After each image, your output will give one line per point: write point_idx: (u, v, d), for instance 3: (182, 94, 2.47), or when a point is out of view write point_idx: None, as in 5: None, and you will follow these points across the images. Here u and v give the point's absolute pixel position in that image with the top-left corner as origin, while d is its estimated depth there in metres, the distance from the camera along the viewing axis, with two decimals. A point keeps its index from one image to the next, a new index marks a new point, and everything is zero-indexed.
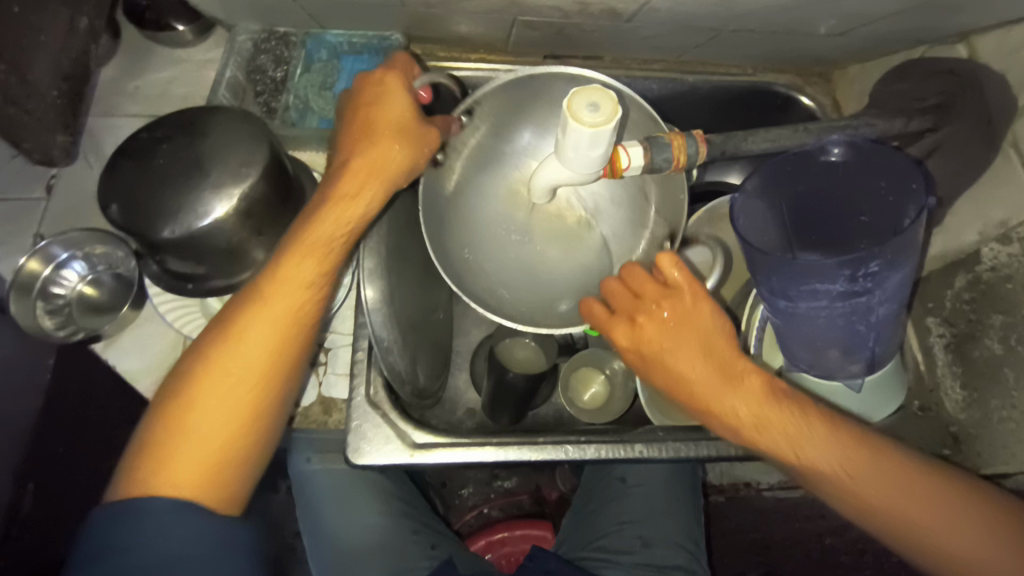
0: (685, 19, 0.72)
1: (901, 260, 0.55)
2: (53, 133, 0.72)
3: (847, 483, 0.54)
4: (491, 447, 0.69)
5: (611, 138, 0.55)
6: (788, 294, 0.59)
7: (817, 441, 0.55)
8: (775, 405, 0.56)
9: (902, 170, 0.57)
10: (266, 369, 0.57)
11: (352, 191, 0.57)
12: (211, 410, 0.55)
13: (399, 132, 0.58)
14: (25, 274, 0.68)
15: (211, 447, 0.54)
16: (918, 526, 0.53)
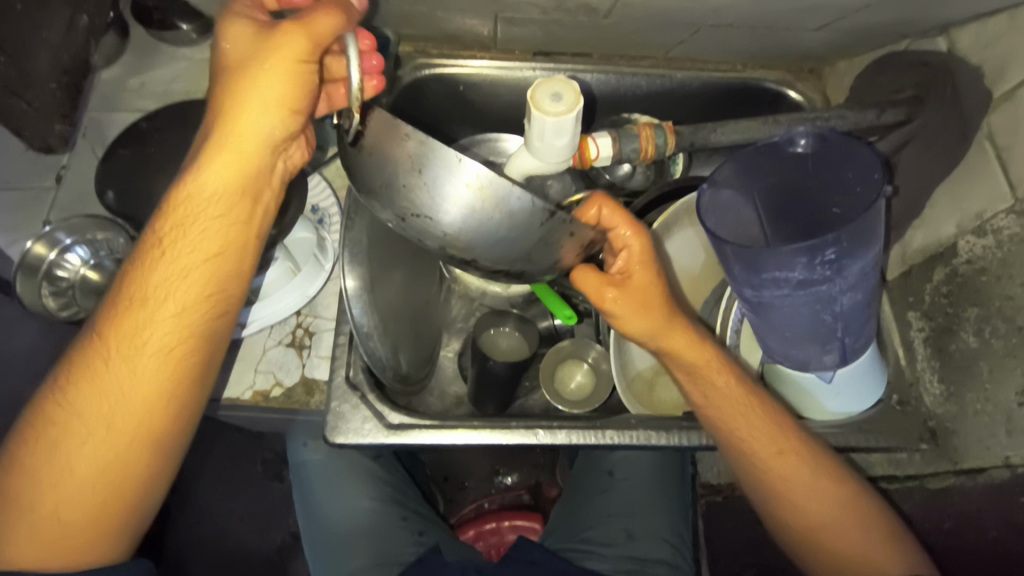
0: (663, 13, 0.74)
1: (859, 248, 0.56)
2: (49, 122, 0.81)
3: (771, 456, 0.64)
4: (467, 429, 0.71)
5: (575, 127, 0.57)
6: (752, 283, 0.60)
7: (752, 419, 0.65)
8: (720, 352, 0.66)
9: (866, 160, 0.57)
10: (165, 357, 0.56)
11: (226, 168, 0.54)
12: (108, 397, 0.55)
13: (275, 39, 0.52)
14: (32, 257, 0.72)
15: (106, 440, 0.55)
16: (818, 506, 0.64)
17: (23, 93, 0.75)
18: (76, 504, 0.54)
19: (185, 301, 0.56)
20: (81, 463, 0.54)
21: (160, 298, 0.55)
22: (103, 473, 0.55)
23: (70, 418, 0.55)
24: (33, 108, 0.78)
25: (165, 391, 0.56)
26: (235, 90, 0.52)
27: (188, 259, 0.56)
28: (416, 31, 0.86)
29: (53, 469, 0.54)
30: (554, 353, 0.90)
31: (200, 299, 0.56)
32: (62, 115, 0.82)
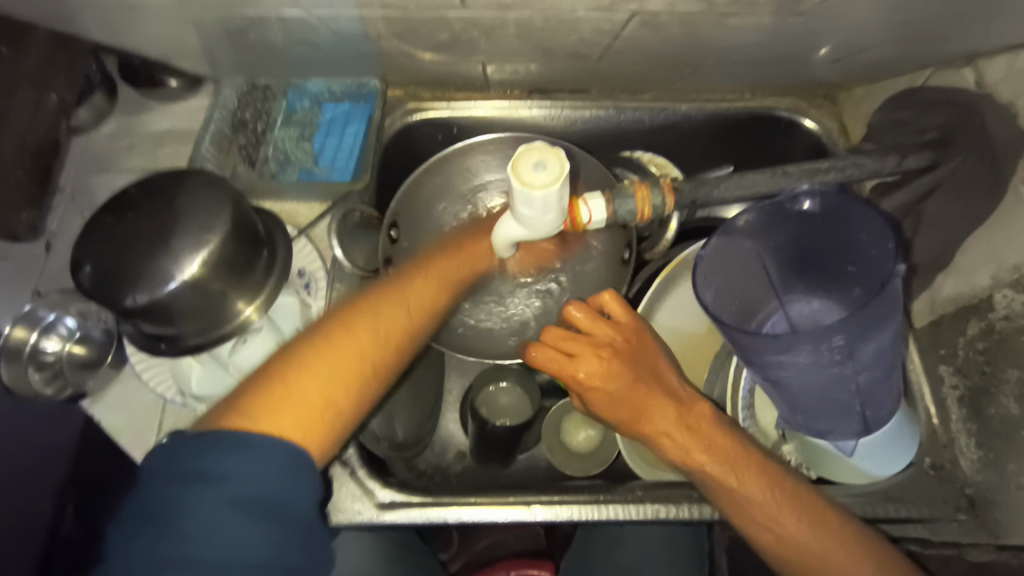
0: (662, 53, 0.69)
1: (873, 330, 0.50)
2: (16, 210, 0.78)
3: (763, 521, 0.55)
4: (461, 507, 0.67)
5: (561, 200, 0.53)
6: (756, 364, 0.54)
7: (756, 474, 0.57)
8: (714, 435, 0.59)
9: (877, 226, 0.53)
10: (407, 326, 0.58)
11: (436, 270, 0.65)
12: (335, 355, 0.52)
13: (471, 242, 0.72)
14: (14, 341, 0.71)
15: (341, 380, 0.51)
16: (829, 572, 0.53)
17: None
18: (302, 404, 0.48)
19: (408, 307, 0.59)
20: (299, 401, 0.49)
21: (400, 303, 0.59)
22: (313, 413, 0.49)
23: (318, 346, 0.52)
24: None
25: (370, 387, 0.53)
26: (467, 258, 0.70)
27: (416, 278, 0.63)
28: (404, 77, 0.82)
29: (265, 393, 0.48)
30: (558, 407, 0.85)
31: (413, 316, 0.59)
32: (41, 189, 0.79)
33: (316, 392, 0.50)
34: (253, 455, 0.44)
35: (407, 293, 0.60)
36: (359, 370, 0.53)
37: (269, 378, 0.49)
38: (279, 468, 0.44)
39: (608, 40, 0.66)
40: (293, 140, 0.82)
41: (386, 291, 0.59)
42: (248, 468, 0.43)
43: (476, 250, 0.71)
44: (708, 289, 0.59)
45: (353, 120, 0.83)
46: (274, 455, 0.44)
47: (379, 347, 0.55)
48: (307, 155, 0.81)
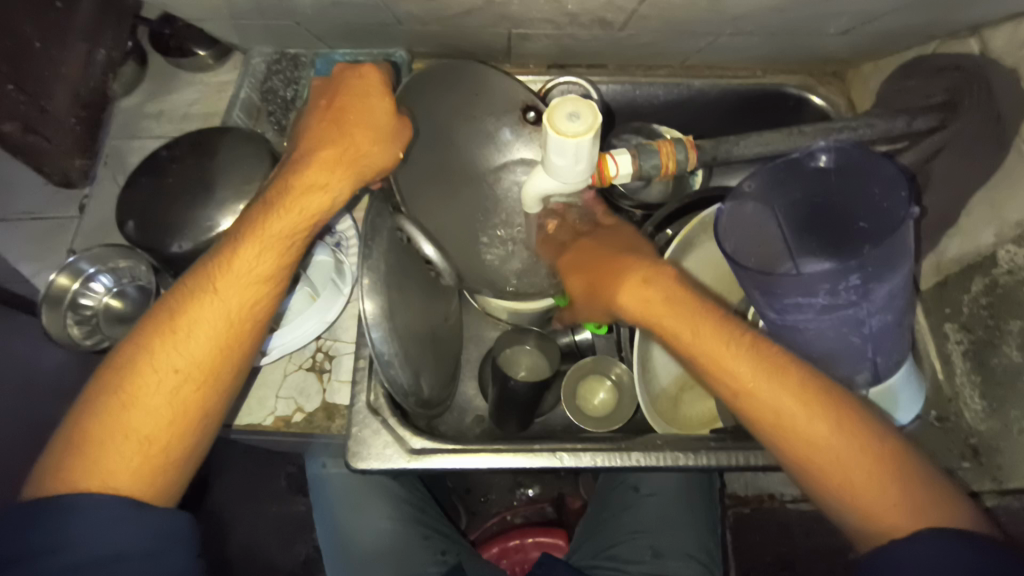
0: (681, 24, 0.73)
1: (886, 271, 0.54)
2: (70, 157, 0.82)
3: (724, 374, 0.56)
4: (489, 454, 0.70)
5: (592, 149, 0.56)
6: (774, 308, 0.58)
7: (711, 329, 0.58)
8: (672, 290, 0.61)
9: (889, 177, 0.56)
10: (232, 329, 0.58)
11: (321, 178, 0.61)
12: (155, 392, 0.55)
13: (349, 120, 0.62)
14: (56, 288, 0.72)
15: (166, 412, 0.55)
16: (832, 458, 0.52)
17: (41, 128, 0.77)
18: (142, 447, 0.54)
19: (211, 330, 0.58)
20: (119, 454, 0.54)
21: (199, 314, 0.57)
22: (150, 451, 0.55)
23: (130, 386, 0.55)
24: (53, 144, 0.79)
25: (183, 434, 0.56)
26: (339, 156, 0.61)
27: (249, 247, 0.58)
28: (429, 49, 0.85)
29: (84, 459, 0.53)
30: (574, 370, 0.87)
31: (225, 342, 0.58)
32: (82, 149, 0.83)
33: (125, 460, 0.54)
34: (87, 513, 0.51)
35: (222, 290, 0.58)
36: (190, 403, 0.57)
37: (80, 449, 0.53)
38: (116, 524, 0.51)
39: (631, 9, 0.69)
40: None
41: (185, 308, 0.57)
42: (91, 528, 0.50)
43: (351, 145, 0.61)
44: (727, 240, 0.63)
45: None
46: (101, 517, 0.51)
47: (206, 372, 0.57)
48: None
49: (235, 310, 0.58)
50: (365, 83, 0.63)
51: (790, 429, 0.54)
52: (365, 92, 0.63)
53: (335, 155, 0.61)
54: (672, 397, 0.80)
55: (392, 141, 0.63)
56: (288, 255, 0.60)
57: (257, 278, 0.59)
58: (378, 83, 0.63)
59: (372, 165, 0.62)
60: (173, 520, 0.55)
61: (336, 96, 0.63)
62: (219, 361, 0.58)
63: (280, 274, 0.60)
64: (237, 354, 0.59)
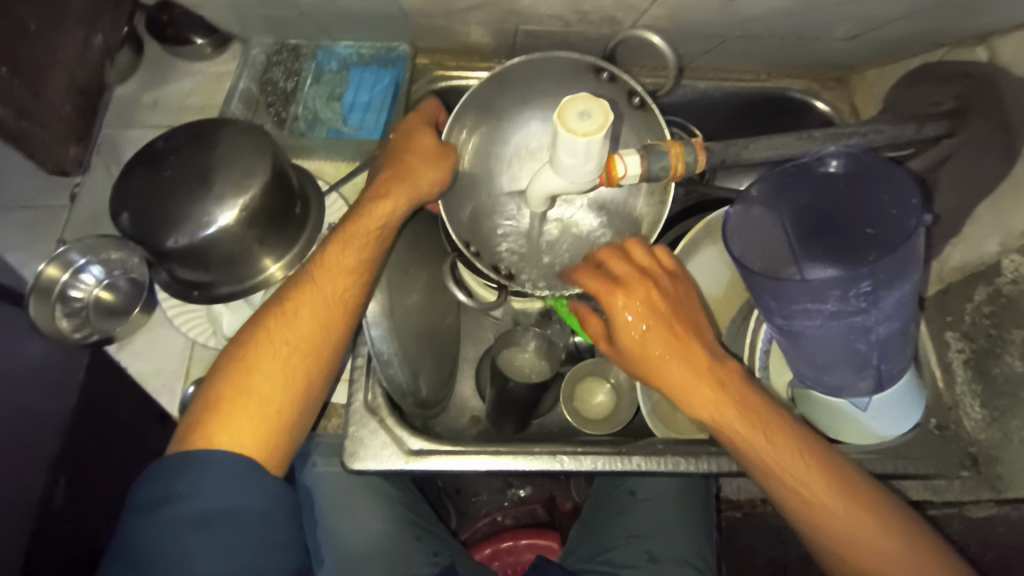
0: (690, 25, 0.72)
1: (896, 278, 0.54)
2: (65, 145, 0.76)
3: (789, 483, 0.56)
4: (488, 455, 0.69)
5: (601, 150, 0.55)
6: (782, 313, 0.58)
7: (781, 436, 0.57)
8: (739, 384, 0.60)
9: (901, 183, 0.56)
10: (332, 319, 0.62)
11: (387, 190, 0.66)
12: (270, 370, 0.58)
13: (408, 139, 0.69)
14: (45, 279, 0.70)
15: (277, 387, 0.58)
16: (851, 534, 0.55)
17: (36, 116, 0.70)
18: (263, 408, 0.57)
19: (314, 315, 0.61)
20: (242, 420, 0.56)
21: (310, 304, 0.61)
22: (268, 418, 0.57)
23: (244, 371, 0.58)
24: (48, 132, 0.73)
25: (293, 402, 0.59)
26: (398, 173, 0.67)
27: (343, 259, 0.63)
28: (434, 43, 0.84)
29: (204, 427, 0.55)
30: (573, 372, 0.86)
31: (324, 325, 0.61)
32: (76, 137, 0.78)
33: (248, 421, 0.56)
34: (218, 458, 0.53)
35: (323, 286, 0.62)
36: (296, 381, 0.59)
37: (204, 421, 0.55)
38: (238, 477, 0.53)
39: (642, 8, 0.69)
40: (323, 98, 0.83)
41: (293, 303, 0.61)
42: (214, 482, 0.52)
43: (408, 166, 0.67)
44: (734, 244, 0.63)
45: (380, 82, 0.84)
46: (232, 472, 0.53)
47: (308, 355, 0.60)
48: (337, 113, 0.82)
49: (337, 298, 0.62)
50: (410, 121, 0.71)
51: (847, 534, 0.55)
52: (410, 132, 0.69)
53: (393, 171, 0.67)
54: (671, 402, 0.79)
55: (440, 156, 0.69)
56: (371, 246, 0.65)
57: (344, 274, 0.63)
58: (423, 117, 0.72)
59: (434, 176, 0.68)
60: (284, 489, 0.57)
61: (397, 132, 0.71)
62: (320, 346, 0.61)
63: (365, 266, 0.64)
64: (339, 335, 0.62)
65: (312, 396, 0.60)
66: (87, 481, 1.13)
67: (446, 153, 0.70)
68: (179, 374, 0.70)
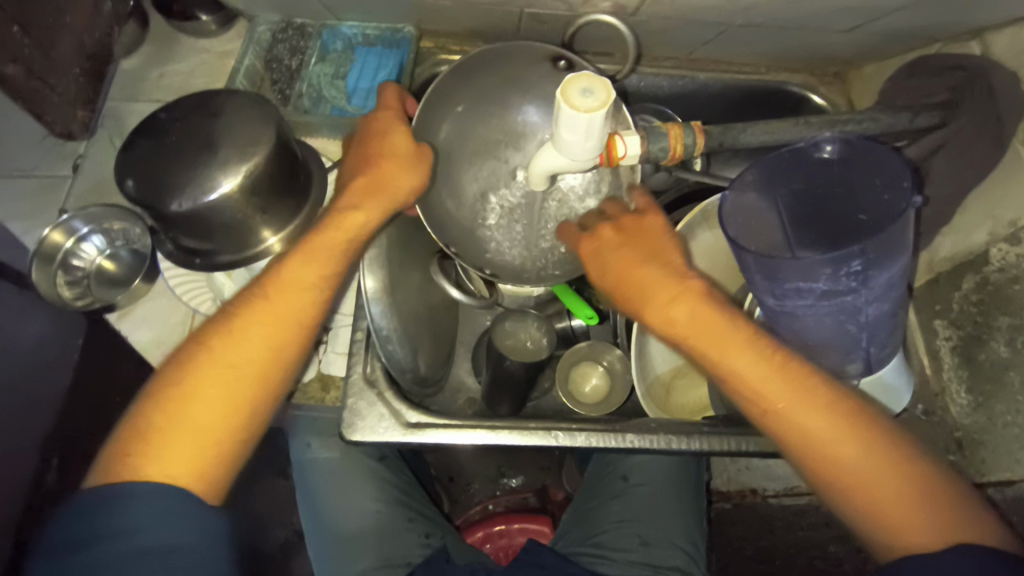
0: (692, 12, 0.73)
1: (886, 259, 0.56)
2: (74, 108, 0.79)
3: (759, 400, 0.52)
4: (483, 430, 0.70)
5: (603, 126, 0.56)
6: (774, 292, 0.59)
7: (754, 355, 0.52)
8: (702, 301, 0.55)
9: (894, 169, 0.57)
10: (284, 330, 0.57)
11: (354, 204, 0.62)
12: (210, 388, 0.53)
13: (385, 140, 0.64)
14: (48, 245, 0.71)
15: (218, 405, 0.53)
16: (826, 450, 0.50)
17: (47, 77, 0.74)
18: (198, 433, 0.52)
19: (263, 335, 0.56)
20: (179, 437, 0.52)
21: (262, 316, 0.56)
22: (207, 443, 0.52)
23: (184, 386, 0.53)
24: (58, 94, 0.76)
25: (236, 428, 0.54)
26: (371, 182, 0.62)
27: (296, 268, 0.58)
28: (438, 26, 0.85)
29: (129, 458, 0.50)
30: (568, 355, 0.88)
31: (279, 344, 0.57)
32: (86, 101, 0.81)
33: (185, 449, 0.52)
34: (145, 495, 0.49)
35: (278, 296, 0.57)
36: (242, 398, 0.55)
37: (132, 440, 0.51)
38: (168, 513, 0.49)
39: None
40: (327, 77, 0.84)
41: (239, 318, 0.56)
42: (137, 518, 0.48)
43: (381, 176, 0.62)
44: (731, 224, 0.63)
45: (385, 63, 0.85)
46: (155, 510, 0.49)
47: (256, 376, 0.55)
48: (340, 92, 0.83)
49: (290, 306, 0.57)
50: (382, 120, 0.65)
51: (823, 453, 0.50)
52: (385, 131, 0.65)
53: (367, 181, 0.62)
54: (664, 384, 0.81)
55: (415, 160, 0.64)
56: (331, 267, 0.60)
57: (300, 286, 0.58)
58: (398, 117, 0.66)
59: (404, 193, 0.63)
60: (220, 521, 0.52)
61: (369, 129, 0.65)
62: (272, 369, 0.56)
63: (326, 279, 0.59)
64: (289, 355, 0.58)
65: (259, 419, 0.56)
66: (78, 461, 1.14)
67: (422, 159, 0.65)
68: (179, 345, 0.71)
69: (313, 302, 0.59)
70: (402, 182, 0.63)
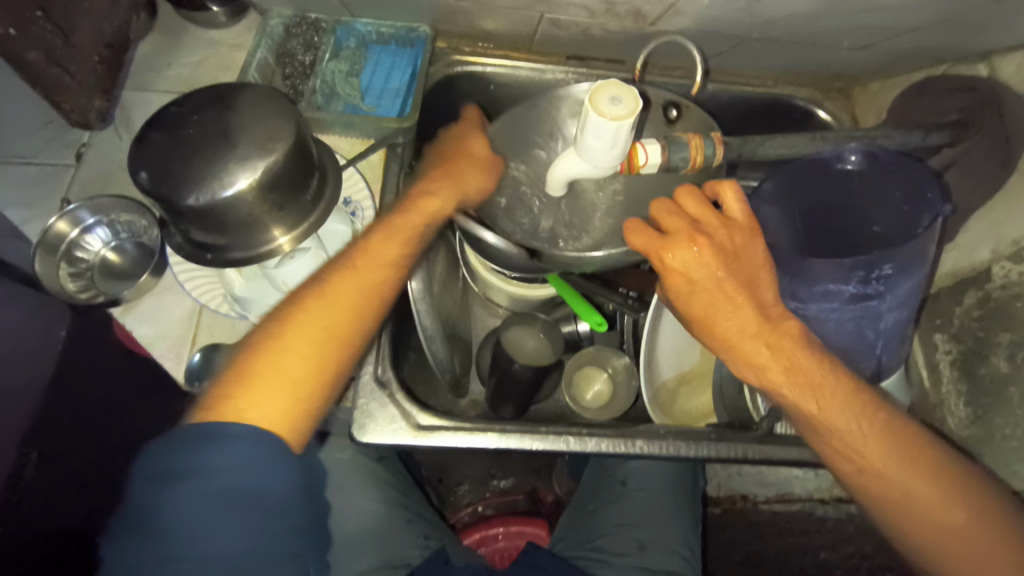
0: (710, 24, 0.74)
1: (912, 266, 0.58)
2: (91, 97, 0.76)
3: (850, 457, 0.56)
4: (493, 434, 0.70)
5: (630, 134, 0.56)
6: (799, 295, 0.61)
7: (851, 412, 0.56)
8: (801, 357, 0.56)
9: (920, 178, 0.61)
10: (360, 306, 0.59)
11: (434, 188, 0.66)
12: (298, 348, 0.55)
13: (462, 145, 0.71)
14: (53, 235, 0.69)
15: (305, 361, 0.55)
16: (923, 511, 0.55)
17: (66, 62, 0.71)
18: (290, 382, 0.53)
19: (346, 303, 0.58)
20: (267, 387, 0.52)
21: (327, 303, 0.58)
22: (297, 391, 0.53)
23: (275, 343, 0.54)
24: (76, 81, 0.73)
25: (317, 387, 0.55)
26: (450, 170, 0.68)
27: (381, 241, 0.62)
28: (454, 27, 0.84)
29: (225, 397, 0.51)
30: (573, 360, 0.88)
31: (358, 313, 0.59)
32: (101, 90, 0.78)
33: (275, 393, 0.52)
34: (239, 437, 0.47)
35: (330, 292, 0.58)
36: (326, 358, 0.56)
37: (229, 387, 0.52)
38: (261, 458, 0.48)
39: (668, 4, 0.71)
40: (341, 74, 0.83)
41: (329, 281, 0.58)
42: (226, 461, 0.46)
43: (460, 171, 0.68)
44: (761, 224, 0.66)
45: (399, 63, 0.85)
46: (242, 452, 0.47)
47: (339, 341, 0.57)
48: (355, 90, 0.82)
49: (368, 285, 0.61)
50: (461, 128, 0.73)
51: (911, 510, 0.55)
52: (464, 136, 0.72)
53: (444, 173, 0.67)
54: (670, 391, 0.82)
55: (490, 169, 0.70)
56: (411, 243, 0.64)
57: (382, 263, 0.61)
58: (475, 122, 0.75)
59: (478, 186, 0.68)
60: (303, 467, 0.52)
61: (449, 137, 0.73)
62: (349, 335, 0.58)
63: (404, 258, 0.63)
64: (362, 326, 0.60)
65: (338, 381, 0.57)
66: (58, 453, 1.12)
67: (493, 162, 0.70)
68: (185, 339, 0.69)
69: (391, 278, 0.62)
70: (473, 177, 0.68)
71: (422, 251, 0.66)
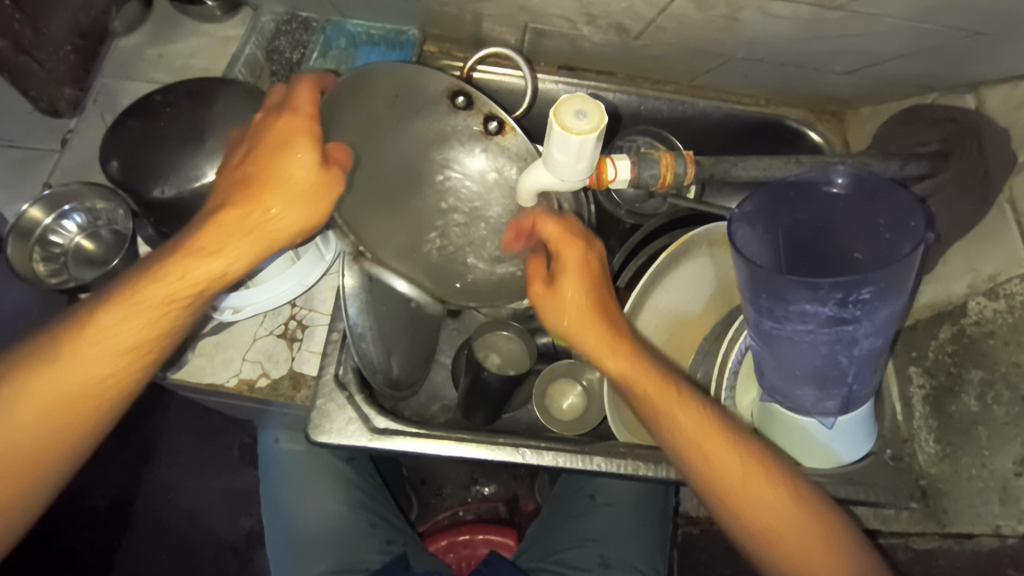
0: (693, 41, 0.74)
1: (892, 292, 0.57)
2: (60, 86, 0.79)
3: (700, 456, 0.59)
4: (451, 442, 0.70)
5: (596, 151, 0.55)
6: (776, 315, 0.60)
7: (685, 405, 0.60)
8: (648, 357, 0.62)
9: (905, 206, 0.58)
10: (115, 372, 0.52)
11: (224, 234, 0.52)
12: (31, 403, 0.50)
13: (280, 155, 0.52)
14: (26, 220, 0.71)
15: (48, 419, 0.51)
16: (764, 521, 0.58)
17: (34, 51, 0.74)
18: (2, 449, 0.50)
19: (104, 359, 0.51)
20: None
21: (84, 356, 0.51)
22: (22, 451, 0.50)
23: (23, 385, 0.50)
24: (44, 69, 0.76)
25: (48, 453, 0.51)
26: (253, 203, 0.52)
27: (132, 301, 0.51)
28: (443, 31, 0.84)
29: None
30: (549, 370, 0.87)
31: (116, 368, 0.52)
32: (72, 79, 0.80)
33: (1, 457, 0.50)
34: None
35: (89, 338, 0.51)
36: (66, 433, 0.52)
37: None
38: None
39: (649, 19, 0.70)
40: (326, 72, 0.82)
41: (99, 315, 0.51)
42: None
43: (266, 200, 0.52)
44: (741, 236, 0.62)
45: (385, 62, 0.84)
46: None
47: (86, 408, 0.52)
48: None
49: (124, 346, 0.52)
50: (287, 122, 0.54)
51: (757, 506, 0.58)
52: (284, 144, 0.52)
53: (242, 202, 0.52)
54: None
55: (317, 195, 0.53)
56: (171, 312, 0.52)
57: (144, 326, 0.52)
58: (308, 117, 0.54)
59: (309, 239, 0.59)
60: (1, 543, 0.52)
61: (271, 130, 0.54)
62: (91, 410, 0.52)
63: (164, 322, 0.53)
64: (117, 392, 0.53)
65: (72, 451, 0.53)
66: None
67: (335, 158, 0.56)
68: None
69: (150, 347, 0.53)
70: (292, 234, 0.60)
71: (196, 310, 0.55)
